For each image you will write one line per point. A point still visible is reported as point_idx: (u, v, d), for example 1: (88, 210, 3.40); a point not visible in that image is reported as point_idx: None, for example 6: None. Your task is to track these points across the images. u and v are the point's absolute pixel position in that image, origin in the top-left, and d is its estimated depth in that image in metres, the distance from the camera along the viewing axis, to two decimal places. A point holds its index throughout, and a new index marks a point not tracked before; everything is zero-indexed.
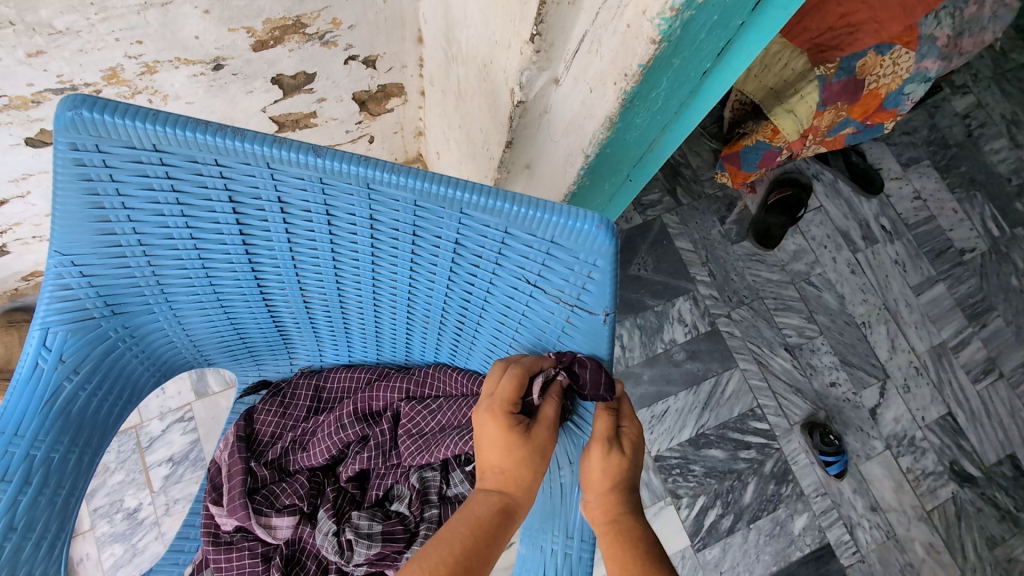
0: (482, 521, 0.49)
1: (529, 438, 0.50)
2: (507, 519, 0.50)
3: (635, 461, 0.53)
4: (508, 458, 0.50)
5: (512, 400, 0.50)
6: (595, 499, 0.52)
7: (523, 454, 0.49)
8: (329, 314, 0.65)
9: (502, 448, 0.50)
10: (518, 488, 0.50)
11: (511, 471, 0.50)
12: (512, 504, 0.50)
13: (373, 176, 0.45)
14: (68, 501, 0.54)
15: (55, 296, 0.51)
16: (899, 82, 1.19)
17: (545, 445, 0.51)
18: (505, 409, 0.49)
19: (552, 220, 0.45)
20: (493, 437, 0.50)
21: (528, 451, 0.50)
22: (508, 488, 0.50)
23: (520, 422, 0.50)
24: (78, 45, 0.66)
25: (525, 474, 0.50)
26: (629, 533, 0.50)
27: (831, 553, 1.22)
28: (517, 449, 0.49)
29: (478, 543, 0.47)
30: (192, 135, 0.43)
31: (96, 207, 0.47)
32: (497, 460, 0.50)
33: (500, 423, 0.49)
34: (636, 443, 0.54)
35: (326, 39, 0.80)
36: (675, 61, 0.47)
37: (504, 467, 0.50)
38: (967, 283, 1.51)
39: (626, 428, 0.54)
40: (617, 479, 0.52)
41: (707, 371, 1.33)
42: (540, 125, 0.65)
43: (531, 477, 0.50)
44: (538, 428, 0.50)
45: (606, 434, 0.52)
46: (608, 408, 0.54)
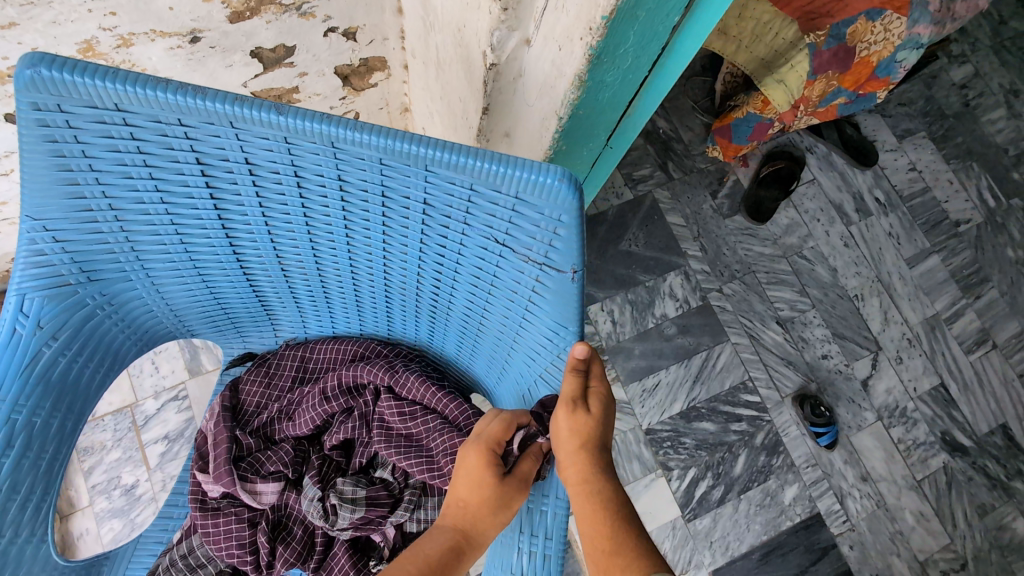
0: (435, 558, 0.49)
1: (504, 481, 0.52)
2: (457, 558, 0.50)
3: (604, 420, 0.53)
4: (477, 492, 0.52)
5: (494, 442, 0.53)
6: (566, 460, 0.52)
7: (490, 494, 0.52)
8: (309, 285, 0.65)
9: (476, 483, 0.52)
10: (477, 528, 0.51)
11: (475, 508, 0.52)
12: (466, 544, 0.51)
13: (336, 134, 0.45)
14: (52, 465, 0.56)
15: (30, 262, 0.52)
16: (891, 49, 1.17)
17: (513, 494, 0.53)
18: (488, 447, 0.53)
19: (515, 174, 0.45)
20: (469, 469, 0.52)
21: (499, 491, 0.52)
22: (468, 524, 0.51)
23: (500, 462, 0.53)
24: (51, 17, 0.66)
25: (487, 515, 0.52)
26: (600, 493, 0.50)
27: (821, 522, 1.24)
28: (489, 487, 0.52)
29: (432, 573, 0.48)
30: (152, 93, 0.43)
31: (65, 169, 0.48)
32: (466, 494, 0.52)
33: (481, 456, 0.52)
34: (605, 402, 0.54)
35: (303, 10, 0.79)
36: (640, 14, 0.47)
37: (471, 502, 0.52)
38: (962, 255, 1.50)
39: (594, 387, 0.54)
40: (587, 437, 0.52)
41: (699, 345, 1.33)
42: (515, 90, 0.65)
43: (491, 519, 0.52)
44: (512, 476, 0.53)
45: (571, 396, 0.53)
46: (573, 369, 0.54)
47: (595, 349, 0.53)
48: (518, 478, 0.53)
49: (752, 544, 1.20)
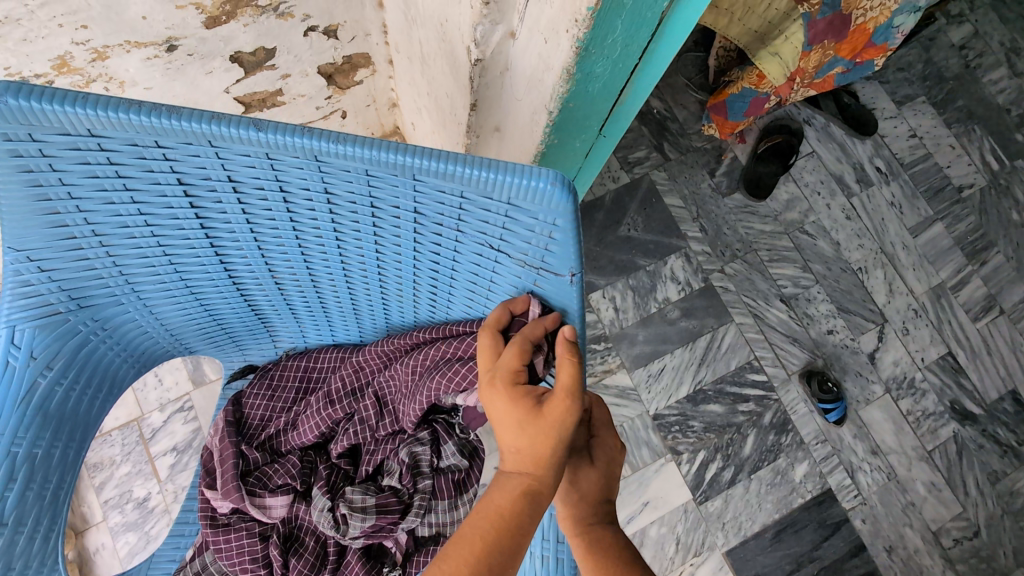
0: (507, 511, 0.45)
1: (543, 411, 0.45)
2: (534, 507, 0.45)
3: (608, 472, 0.53)
4: (523, 435, 0.45)
5: (515, 367, 0.47)
6: (564, 511, 0.52)
7: (537, 435, 0.44)
8: (304, 296, 0.64)
9: (514, 427, 0.45)
10: (542, 467, 0.45)
11: (532, 453, 0.45)
12: (539, 489, 0.45)
13: (319, 148, 0.43)
14: (57, 495, 0.55)
15: (18, 292, 0.51)
16: (888, 15, 1.14)
17: (564, 420, 0.44)
18: (508, 380, 0.46)
19: (505, 180, 0.43)
20: (502, 416, 0.46)
21: (542, 427, 0.44)
22: (531, 469, 0.45)
23: (529, 392, 0.46)
24: (21, 34, 0.64)
25: (548, 454, 0.45)
26: (599, 543, 0.50)
27: (832, 498, 1.24)
28: (530, 427, 0.45)
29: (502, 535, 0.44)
30: (124, 116, 0.40)
31: (43, 199, 0.46)
32: (515, 441, 0.46)
33: (504, 397, 0.46)
34: (611, 453, 0.53)
35: (281, 11, 0.77)
36: (627, 1, 0.45)
37: (526, 450, 0.45)
38: (966, 221, 1.48)
39: (599, 437, 0.54)
40: (587, 491, 0.52)
41: (703, 327, 1.32)
42: (503, 83, 0.63)
43: (556, 457, 0.45)
44: (550, 405, 0.45)
45: (575, 445, 0.53)
46: (578, 419, 0.54)
47: (598, 396, 0.55)
48: (561, 403, 0.44)
49: (764, 523, 1.21)
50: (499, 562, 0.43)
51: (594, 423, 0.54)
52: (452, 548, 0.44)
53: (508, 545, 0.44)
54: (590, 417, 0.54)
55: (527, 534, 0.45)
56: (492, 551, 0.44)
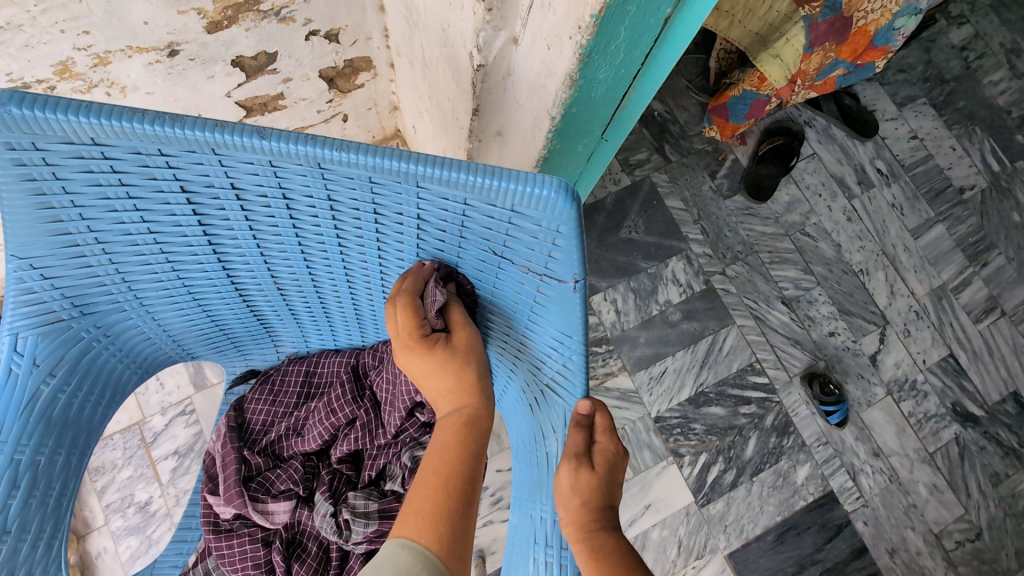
0: (454, 443, 0.51)
1: (450, 347, 0.52)
2: (477, 429, 0.52)
3: (608, 478, 0.53)
4: (444, 376, 0.52)
5: (418, 327, 0.50)
6: (565, 517, 0.52)
7: (453, 368, 0.52)
8: (306, 300, 0.64)
9: (433, 374, 0.51)
10: (467, 395, 0.53)
11: (455, 386, 0.52)
12: (475, 413, 0.52)
13: (322, 155, 0.43)
14: (60, 502, 0.55)
15: (21, 300, 0.51)
16: (890, 16, 1.14)
17: (470, 346, 0.53)
18: (415, 339, 0.50)
19: (509, 187, 0.43)
20: (420, 368, 0.51)
21: (454, 362, 0.51)
22: (460, 400, 0.52)
23: (433, 339, 0.51)
24: (23, 40, 0.63)
25: (471, 379, 0.53)
26: (601, 549, 0.50)
27: (834, 500, 1.24)
28: (447, 365, 0.51)
29: (458, 462, 0.50)
30: (128, 125, 0.40)
31: (46, 207, 0.46)
32: (439, 385, 0.52)
33: (417, 351, 0.51)
34: (612, 459, 0.53)
35: (283, 15, 0.77)
36: (631, 8, 0.45)
37: (452, 385, 0.52)
38: (968, 223, 1.48)
39: (600, 443, 0.54)
40: (588, 497, 0.52)
41: (704, 330, 1.32)
42: (505, 88, 0.63)
43: (477, 381, 0.53)
44: (456, 337, 0.52)
45: (576, 451, 0.53)
46: (579, 426, 0.54)
47: (599, 402, 0.55)
48: (462, 332, 0.52)
49: (766, 525, 1.21)
50: (466, 485, 0.49)
51: (594, 429, 0.54)
52: (416, 495, 0.48)
53: (464, 472, 0.50)
54: (590, 422, 0.54)
55: (479, 458, 0.51)
56: (450, 484, 0.49)
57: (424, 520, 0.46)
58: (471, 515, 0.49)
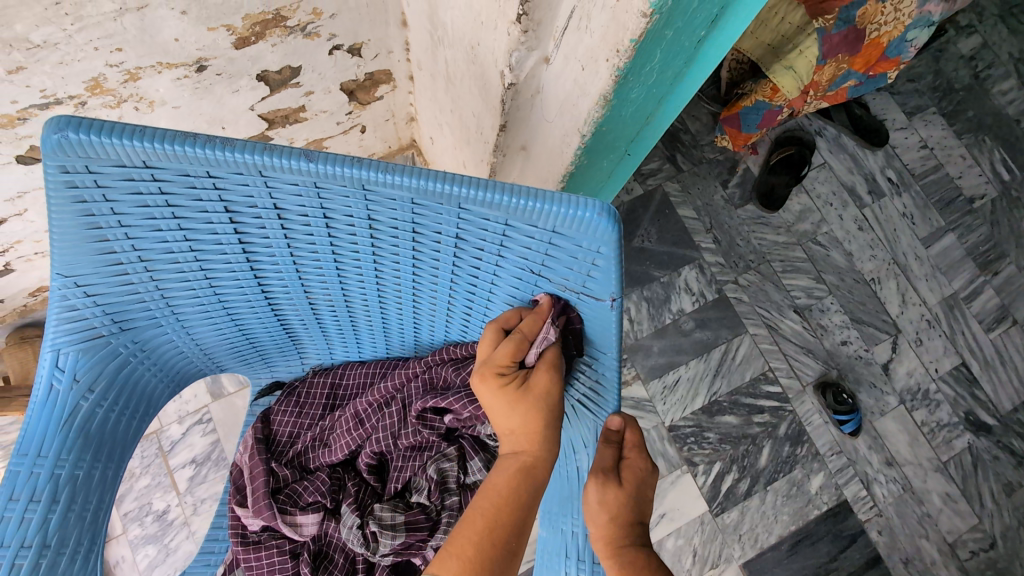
0: (510, 491, 0.49)
1: (530, 391, 0.50)
2: (530, 479, 0.50)
3: (637, 493, 0.53)
4: (516, 418, 0.50)
5: (504, 363, 0.49)
6: (595, 532, 0.53)
7: (527, 410, 0.50)
8: (336, 314, 0.65)
9: (506, 412, 0.50)
10: (534, 444, 0.50)
11: (525, 429, 0.50)
12: (533, 463, 0.50)
13: (368, 177, 0.44)
14: (98, 514, 0.55)
15: (63, 317, 0.51)
16: (902, 28, 1.15)
17: (548, 392, 0.50)
18: (498, 373, 0.49)
19: (551, 210, 0.44)
20: (493, 403, 0.50)
21: (530, 408, 0.50)
22: (526, 446, 0.50)
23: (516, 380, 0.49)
24: (58, 58, 0.64)
25: (540, 427, 0.50)
26: (630, 566, 0.50)
27: (848, 509, 1.24)
28: (519, 408, 0.49)
29: (507, 512, 0.48)
30: (180, 149, 0.41)
31: (94, 227, 0.47)
32: (509, 422, 0.50)
33: (493, 385, 0.49)
34: (641, 475, 0.54)
35: (308, 31, 0.78)
36: (668, 32, 0.46)
37: (520, 428, 0.50)
38: (978, 232, 1.48)
39: (630, 459, 0.54)
40: (616, 513, 0.52)
41: (717, 339, 1.33)
42: (534, 105, 0.64)
43: (544, 430, 0.51)
44: (537, 378, 0.50)
45: (604, 466, 0.53)
46: (608, 441, 0.55)
47: (630, 417, 0.56)
48: (546, 375, 0.50)
49: (781, 534, 1.21)
50: (512, 539, 0.47)
51: (625, 444, 0.55)
52: (461, 536, 0.46)
53: (514, 522, 0.48)
54: (621, 438, 0.55)
55: (531, 508, 0.50)
56: (497, 532, 0.47)
57: (464, 565, 0.45)
58: (512, 562, 0.47)
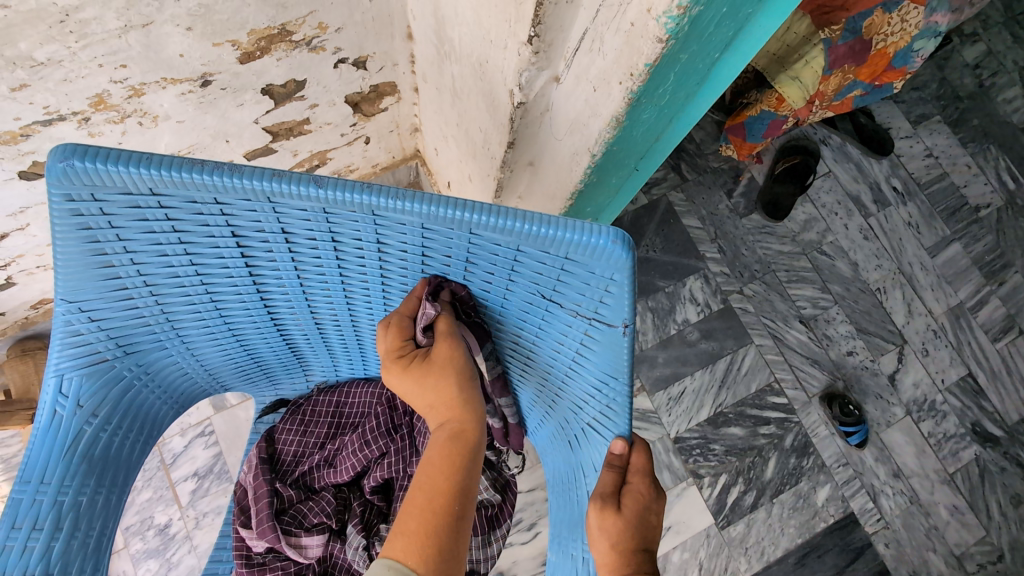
0: (442, 463, 0.48)
1: (428, 361, 0.50)
2: (464, 448, 0.49)
3: (642, 520, 0.52)
4: (427, 395, 0.50)
5: (398, 344, 0.50)
6: (599, 560, 0.51)
7: (434, 381, 0.50)
8: (342, 333, 0.64)
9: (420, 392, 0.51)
10: (450, 412, 0.50)
11: (438, 402, 0.50)
12: (460, 429, 0.50)
13: (378, 204, 0.43)
14: (101, 541, 0.54)
15: (67, 342, 0.51)
16: (909, 39, 1.14)
17: (451, 357, 0.49)
18: (396, 358, 0.51)
19: (564, 237, 0.44)
20: (404, 386, 0.51)
21: (434, 378, 0.49)
22: (447, 417, 0.50)
23: (413, 358, 0.50)
24: (62, 75, 0.63)
25: (454, 392, 0.50)
26: None
27: (855, 522, 1.23)
28: (426, 381, 0.50)
29: (444, 486, 0.47)
30: (187, 176, 0.41)
31: (99, 253, 0.46)
32: (425, 399, 0.51)
33: (396, 370, 0.51)
34: (644, 500, 0.52)
35: (314, 45, 0.77)
36: (683, 56, 0.45)
37: (435, 401, 0.50)
38: (984, 241, 1.48)
39: (633, 484, 0.53)
40: (617, 540, 0.50)
41: (722, 349, 1.32)
42: (542, 123, 0.63)
43: (459, 395, 0.50)
44: (436, 348, 0.50)
45: (603, 492, 0.52)
46: (610, 467, 0.54)
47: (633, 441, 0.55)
48: (443, 341, 0.49)
49: (787, 548, 1.20)
50: (450, 509, 0.46)
51: (627, 469, 0.54)
52: (404, 514, 0.46)
53: (453, 494, 0.47)
54: (623, 462, 0.54)
55: (470, 474, 0.49)
56: (434, 507, 0.46)
57: (407, 541, 0.44)
58: (457, 535, 0.46)
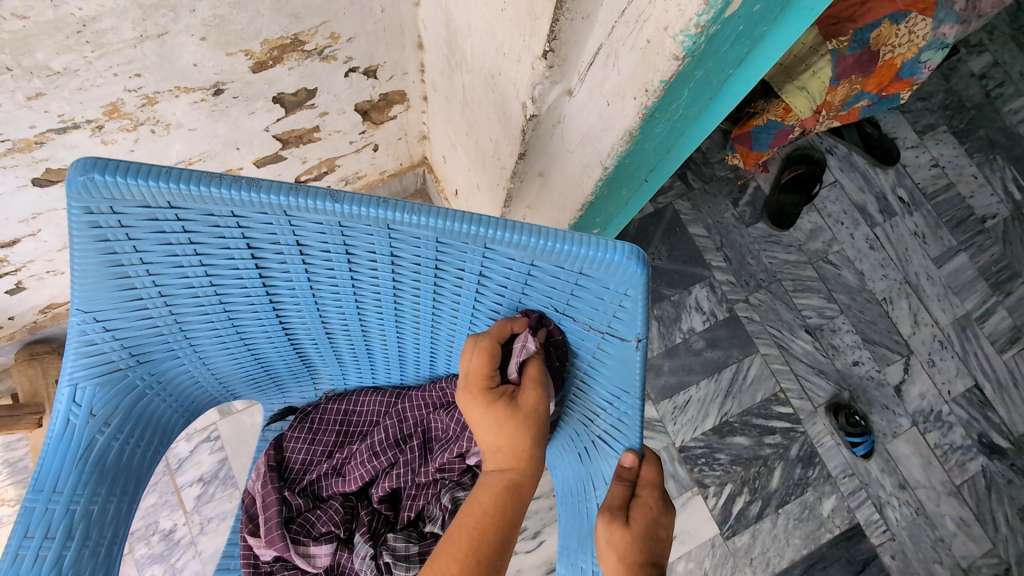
0: (494, 507, 0.50)
1: (515, 408, 0.49)
2: (516, 499, 0.50)
3: (650, 534, 0.51)
4: (502, 437, 0.49)
5: (486, 381, 0.49)
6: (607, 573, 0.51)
7: (512, 429, 0.49)
8: (352, 343, 0.64)
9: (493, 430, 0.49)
10: (517, 461, 0.50)
11: (509, 447, 0.50)
12: (521, 481, 0.50)
13: (393, 218, 0.43)
14: (112, 550, 0.54)
15: (81, 352, 0.51)
16: (916, 50, 1.14)
17: (536, 411, 0.49)
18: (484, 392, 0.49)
19: (579, 252, 0.44)
20: (479, 419, 0.49)
21: (513, 424, 0.49)
22: (511, 463, 0.50)
23: (500, 396, 0.49)
24: (77, 84, 0.63)
25: (527, 446, 0.50)
26: None
27: (860, 533, 1.22)
28: (507, 427, 0.49)
29: (491, 530, 0.49)
30: (205, 190, 0.41)
31: (116, 265, 0.46)
32: (495, 438, 0.50)
33: (479, 403, 0.49)
34: (653, 514, 0.52)
35: (325, 54, 0.78)
36: (698, 73, 0.46)
37: (506, 445, 0.50)
38: (990, 251, 1.48)
39: (642, 497, 0.53)
40: (625, 553, 0.50)
41: (728, 358, 1.32)
42: (553, 135, 0.63)
43: (530, 448, 0.50)
44: (523, 396, 0.49)
45: (612, 505, 0.52)
46: (619, 479, 0.54)
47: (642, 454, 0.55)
48: (531, 392, 0.49)
49: (793, 558, 1.19)
50: (493, 556, 0.48)
51: (638, 483, 0.54)
52: (449, 547, 0.47)
53: (497, 540, 0.49)
54: (633, 476, 0.54)
55: (513, 527, 0.50)
56: (476, 549, 0.48)
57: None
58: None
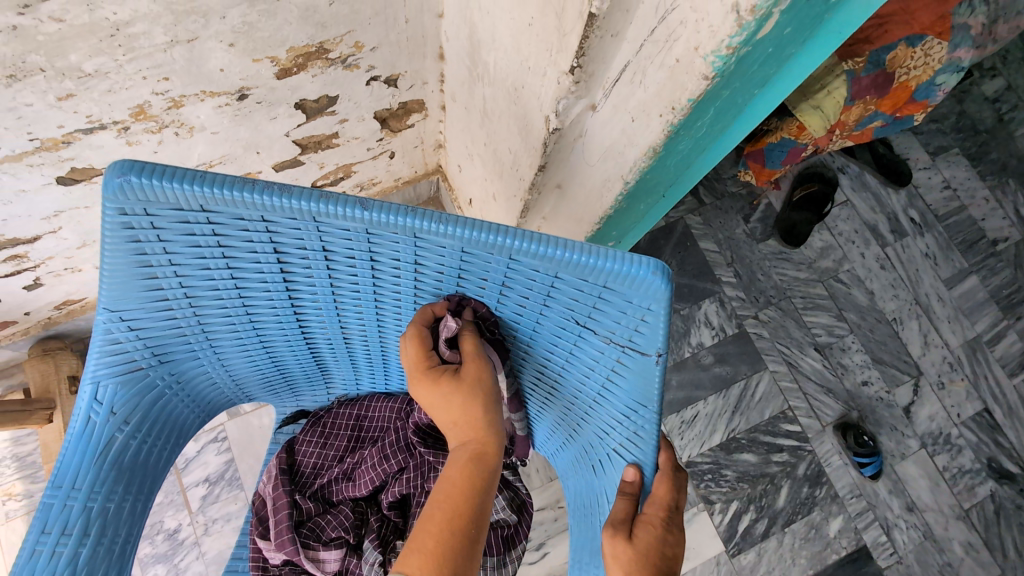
0: (462, 483, 0.48)
1: (456, 379, 0.50)
2: (482, 471, 0.49)
3: (656, 554, 0.50)
4: (456, 411, 0.50)
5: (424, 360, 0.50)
6: None
7: (462, 401, 0.50)
8: (369, 349, 0.65)
9: (445, 406, 0.50)
10: (473, 432, 0.50)
11: (464, 420, 0.50)
12: (482, 450, 0.50)
13: (420, 227, 0.44)
14: (125, 548, 0.54)
15: (105, 351, 0.51)
16: (931, 73, 1.14)
17: (479, 380, 0.50)
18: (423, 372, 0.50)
19: (603, 266, 0.45)
20: (430, 399, 0.51)
21: (462, 396, 0.49)
22: (470, 437, 0.50)
23: (439, 372, 0.50)
24: (106, 86, 0.64)
25: (480, 415, 0.50)
26: None
27: (867, 556, 1.21)
28: (454, 399, 0.49)
29: (462, 507, 0.47)
30: (238, 195, 0.42)
31: (145, 265, 0.47)
32: (449, 415, 0.51)
33: (425, 383, 0.50)
34: (659, 533, 0.51)
35: (349, 63, 0.79)
36: (725, 92, 0.46)
37: (459, 418, 0.50)
38: (1001, 274, 1.47)
39: (648, 514, 0.52)
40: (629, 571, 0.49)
41: (736, 374, 1.31)
42: (574, 149, 0.63)
43: (484, 416, 0.50)
44: (465, 368, 0.50)
45: (616, 519, 0.52)
46: (624, 494, 0.53)
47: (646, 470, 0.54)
48: (471, 363, 0.50)
49: None
50: (469, 533, 0.46)
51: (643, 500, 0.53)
52: (420, 530, 0.46)
53: (468, 516, 0.47)
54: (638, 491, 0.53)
55: (485, 497, 0.49)
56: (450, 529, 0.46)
57: (424, 559, 0.44)
58: (472, 559, 0.46)
